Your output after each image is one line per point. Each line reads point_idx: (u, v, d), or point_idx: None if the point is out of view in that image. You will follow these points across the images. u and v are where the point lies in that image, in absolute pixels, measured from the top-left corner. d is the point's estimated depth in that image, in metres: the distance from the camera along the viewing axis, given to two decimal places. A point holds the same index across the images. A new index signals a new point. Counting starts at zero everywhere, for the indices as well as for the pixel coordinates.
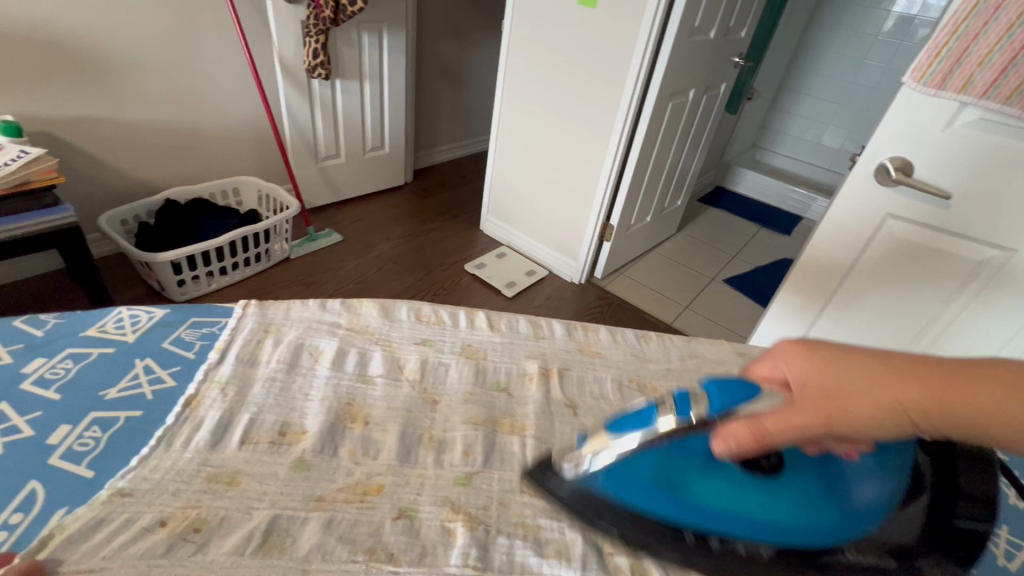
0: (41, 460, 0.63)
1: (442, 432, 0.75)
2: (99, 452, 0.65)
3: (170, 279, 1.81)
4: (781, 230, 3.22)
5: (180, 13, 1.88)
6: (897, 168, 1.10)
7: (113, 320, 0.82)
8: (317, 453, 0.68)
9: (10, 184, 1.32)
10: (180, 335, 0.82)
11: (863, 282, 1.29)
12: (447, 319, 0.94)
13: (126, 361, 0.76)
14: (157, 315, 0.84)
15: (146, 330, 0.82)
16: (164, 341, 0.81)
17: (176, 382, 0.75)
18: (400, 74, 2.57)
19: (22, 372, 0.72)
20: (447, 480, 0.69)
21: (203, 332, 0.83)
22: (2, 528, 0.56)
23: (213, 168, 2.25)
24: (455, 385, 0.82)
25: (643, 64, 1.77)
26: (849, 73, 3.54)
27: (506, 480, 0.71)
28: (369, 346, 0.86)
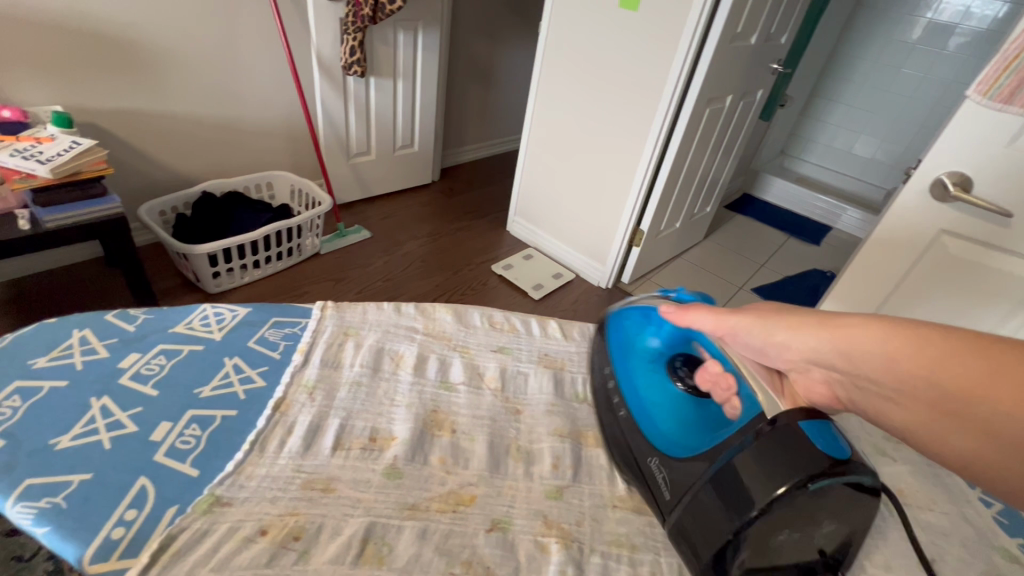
0: (148, 456, 0.63)
1: (527, 444, 0.76)
2: (201, 450, 0.65)
3: (206, 271, 1.83)
4: (811, 240, 3.16)
5: (223, 8, 1.91)
6: (956, 184, 1.07)
7: (199, 316, 0.84)
8: (408, 461, 0.68)
9: (62, 176, 1.35)
10: (263, 335, 0.83)
11: (910, 298, 1.26)
12: (520, 327, 0.95)
13: (214, 361, 0.77)
14: (240, 314, 0.86)
15: (232, 329, 0.83)
16: (249, 341, 0.82)
17: (266, 382, 0.76)
18: (433, 73, 2.58)
19: (118, 367, 0.73)
20: (538, 494, 0.69)
21: (286, 333, 0.85)
22: (119, 525, 0.55)
23: (249, 162, 2.28)
24: (536, 396, 0.84)
25: (683, 68, 1.75)
26: (884, 81, 3.47)
27: (595, 493, 0.72)
28: (448, 352, 0.87)
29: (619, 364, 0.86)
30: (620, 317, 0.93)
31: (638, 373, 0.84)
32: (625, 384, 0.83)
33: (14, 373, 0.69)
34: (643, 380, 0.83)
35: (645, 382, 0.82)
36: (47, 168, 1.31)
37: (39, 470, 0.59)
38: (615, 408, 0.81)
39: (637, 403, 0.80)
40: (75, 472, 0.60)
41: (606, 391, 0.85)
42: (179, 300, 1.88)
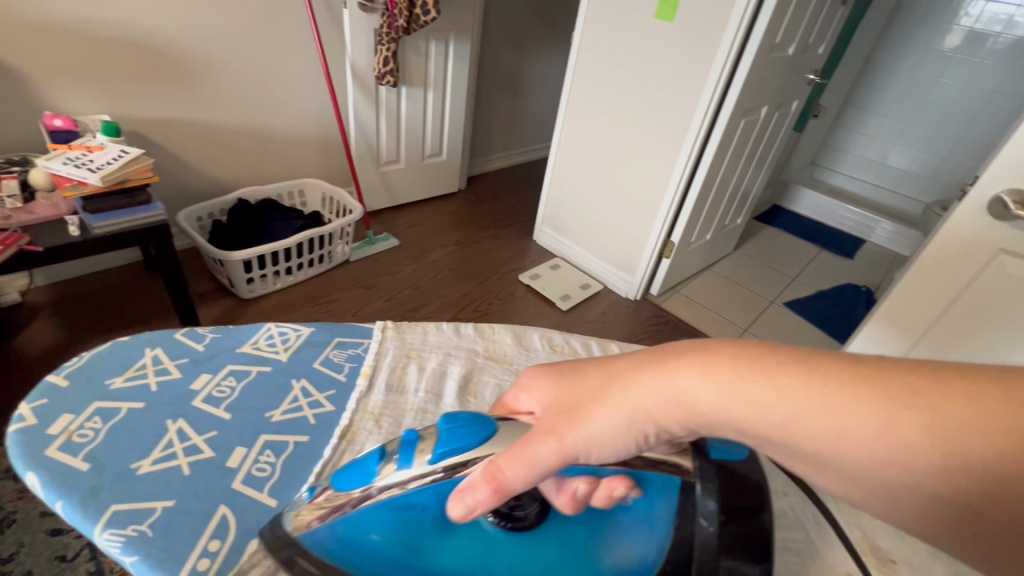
0: (225, 484, 0.60)
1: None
2: (278, 478, 0.62)
3: (240, 277, 1.87)
4: (844, 253, 3.08)
5: (264, 20, 1.96)
6: (1017, 203, 1.03)
7: (264, 336, 0.78)
8: None
9: (111, 183, 1.38)
10: (328, 356, 0.78)
11: (960, 319, 1.21)
12: (580, 349, 0.87)
13: (283, 383, 0.72)
14: (304, 333, 0.80)
15: (298, 350, 0.78)
16: (315, 361, 0.77)
17: (336, 406, 0.72)
18: (463, 82, 2.59)
19: (190, 389, 0.69)
20: None
21: (349, 354, 0.80)
22: (203, 556, 0.53)
23: (282, 169, 2.32)
24: None
25: (722, 76, 1.72)
26: (921, 90, 3.37)
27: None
28: (506, 376, 0.82)
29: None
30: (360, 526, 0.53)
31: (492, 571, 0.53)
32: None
33: (89, 395, 0.65)
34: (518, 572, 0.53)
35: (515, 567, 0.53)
36: (97, 176, 1.34)
37: (125, 495, 0.57)
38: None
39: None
40: (158, 498, 0.57)
41: None
42: (214, 305, 1.92)
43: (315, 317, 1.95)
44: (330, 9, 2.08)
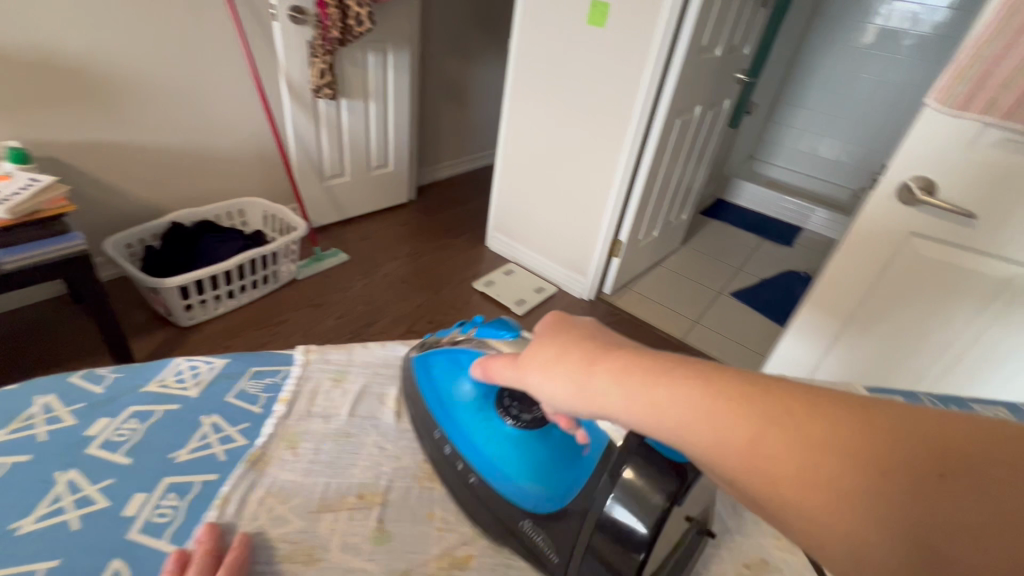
0: (120, 536, 0.52)
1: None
2: (180, 523, 0.54)
3: (178, 305, 1.78)
4: (783, 242, 3.24)
5: (189, 37, 1.88)
6: (921, 188, 1.12)
7: (172, 371, 0.71)
8: (396, 520, 0.58)
9: (22, 215, 1.31)
10: (242, 388, 0.71)
11: (883, 299, 1.29)
12: None
13: (190, 420, 0.65)
14: (217, 365, 0.73)
15: (209, 383, 0.70)
16: (228, 395, 0.69)
17: (250, 439, 0.64)
18: (405, 93, 2.57)
19: (85, 435, 0.61)
20: None
21: (266, 383, 0.72)
22: None
23: (220, 189, 2.23)
24: None
25: (653, 76, 1.77)
26: (843, 85, 3.60)
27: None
28: None
29: (442, 412, 0.66)
30: (430, 360, 0.71)
31: (466, 423, 0.64)
32: (461, 441, 0.63)
33: None
34: (477, 437, 0.63)
35: (478, 434, 0.63)
36: (5, 209, 1.26)
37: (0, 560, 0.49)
38: (467, 477, 0.61)
39: (484, 463, 0.61)
40: (41, 558, 0.49)
41: (444, 458, 0.64)
42: (151, 336, 1.82)
43: (262, 342, 1.87)
44: (260, 23, 2.03)
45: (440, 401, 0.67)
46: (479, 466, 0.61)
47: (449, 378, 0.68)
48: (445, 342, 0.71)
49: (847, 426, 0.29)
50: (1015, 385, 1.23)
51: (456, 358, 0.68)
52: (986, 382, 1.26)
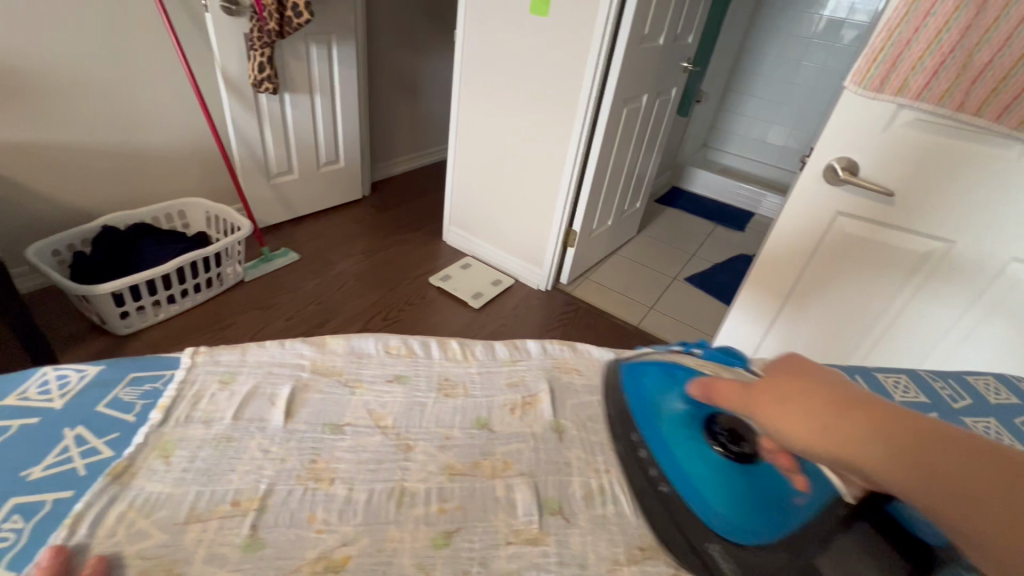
0: None
1: (413, 484, 0.61)
2: (23, 546, 0.50)
3: (112, 312, 1.68)
4: (736, 227, 3.33)
5: (111, 29, 1.76)
6: (844, 168, 1.15)
7: (37, 383, 0.67)
8: (271, 526, 0.54)
9: None
10: (116, 396, 0.67)
11: (816, 277, 1.34)
12: (419, 349, 0.81)
13: (52, 434, 0.61)
14: (90, 374, 0.69)
15: (77, 393, 0.66)
16: (99, 404, 0.65)
17: (115, 450, 0.60)
18: (351, 86, 2.49)
19: None
20: (424, 542, 0.55)
21: (144, 390, 0.68)
22: None
23: (155, 190, 2.11)
24: (431, 428, 0.69)
25: (598, 64, 1.78)
26: (788, 74, 3.71)
27: (489, 532, 0.57)
28: (333, 388, 0.72)
29: (644, 420, 0.69)
30: (639, 371, 0.74)
31: (668, 435, 0.65)
32: (658, 450, 0.65)
33: None
34: (678, 452, 0.63)
35: (677, 447, 0.64)
36: None
37: None
38: (657, 485, 0.62)
39: (680, 476, 0.62)
40: None
41: (638, 461, 0.65)
42: (83, 347, 1.72)
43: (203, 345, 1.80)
44: (190, 14, 1.93)
45: (648, 409, 0.69)
46: (675, 479, 0.62)
47: (658, 390, 0.70)
48: (659, 355, 0.77)
49: (909, 429, 0.42)
50: (938, 354, 1.30)
51: (675, 373, 0.70)
52: (913, 352, 1.32)
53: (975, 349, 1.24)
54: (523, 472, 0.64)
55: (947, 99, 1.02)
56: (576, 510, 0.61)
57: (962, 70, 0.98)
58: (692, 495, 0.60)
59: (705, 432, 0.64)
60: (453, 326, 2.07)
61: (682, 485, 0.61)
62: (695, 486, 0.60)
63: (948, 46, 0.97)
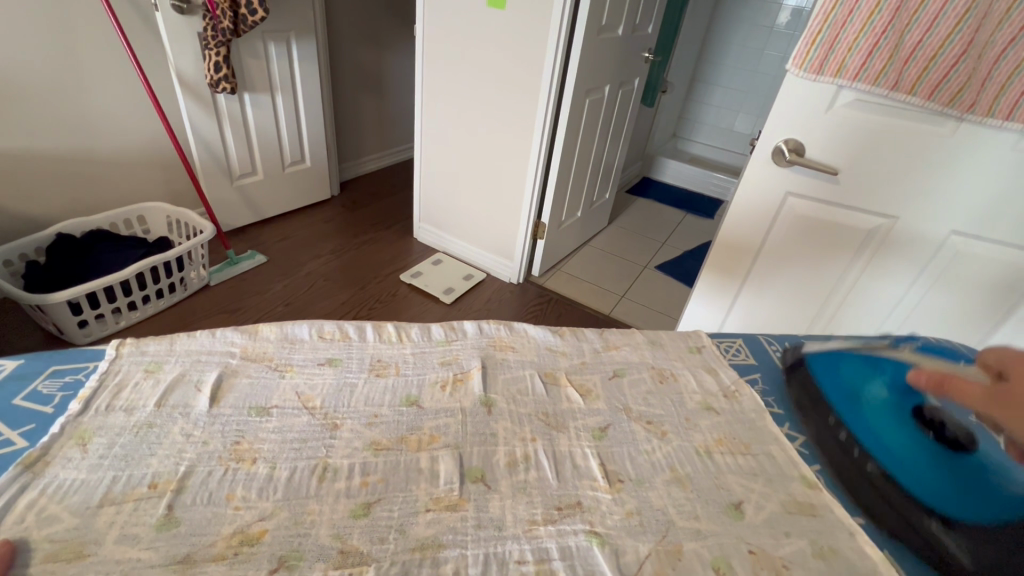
0: None
1: (338, 459, 0.63)
2: None
3: (70, 321, 1.64)
4: (705, 215, 3.38)
5: (56, 30, 1.71)
6: (791, 149, 1.19)
7: None
8: (188, 506, 0.56)
9: None
10: (35, 389, 0.66)
11: (771, 257, 1.37)
12: (353, 333, 0.83)
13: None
14: (6, 368, 0.68)
15: None
16: (15, 397, 0.64)
17: (30, 441, 0.60)
18: (314, 85, 2.47)
19: None
20: (342, 513, 0.57)
21: (65, 381, 0.68)
22: None
23: (113, 195, 2.06)
24: (360, 408, 0.71)
25: (557, 57, 1.79)
26: (751, 63, 3.78)
27: (409, 501, 0.60)
28: (263, 373, 0.74)
29: (844, 406, 0.75)
30: (830, 361, 0.82)
31: (874, 419, 0.72)
32: (861, 429, 0.72)
33: None
34: (885, 433, 0.70)
35: (886, 429, 0.71)
36: None
37: None
38: (864, 464, 0.69)
39: (885, 453, 0.68)
40: None
41: (839, 441, 0.72)
42: None
43: None
44: (140, 13, 1.88)
45: (847, 396, 0.76)
46: (878, 455, 0.69)
47: (859, 378, 0.78)
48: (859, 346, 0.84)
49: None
50: (887, 327, 1.35)
51: (880, 365, 0.78)
52: (865, 326, 1.37)
53: (921, 320, 1.30)
54: (449, 445, 0.67)
55: (882, 79, 1.06)
56: (499, 476, 0.64)
57: (894, 50, 1.03)
58: (904, 471, 0.66)
59: (918, 421, 0.71)
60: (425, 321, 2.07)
61: (895, 462, 0.67)
62: (905, 462, 0.67)
63: (880, 27, 1.01)
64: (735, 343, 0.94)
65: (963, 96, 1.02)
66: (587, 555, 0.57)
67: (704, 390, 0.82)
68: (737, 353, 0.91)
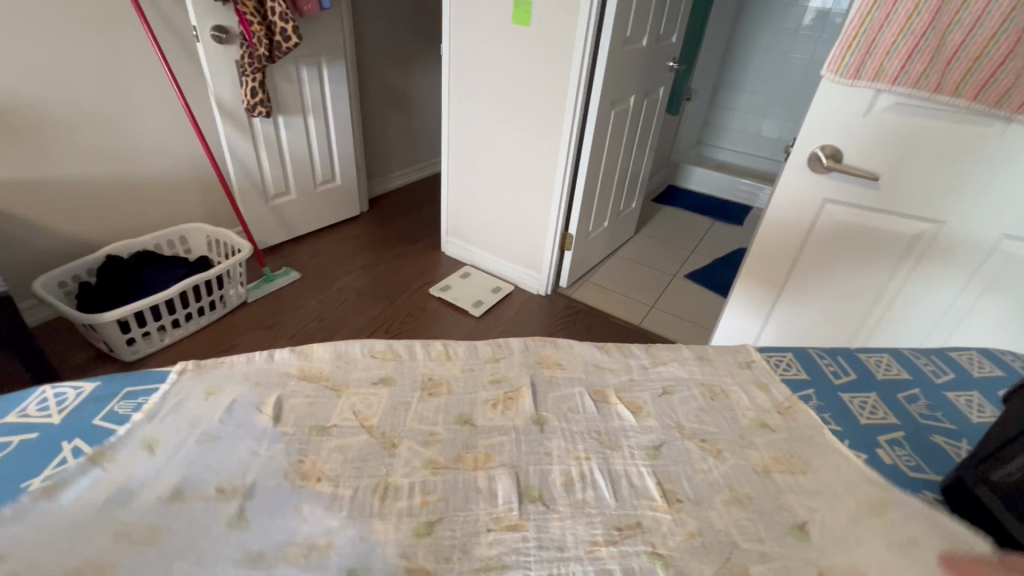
0: None
1: (397, 478, 0.64)
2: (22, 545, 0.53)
3: (119, 339, 1.71)
4: (734, 221, 3.33)
5: (108, 67, 1.82)
6: (829, 156, 1.17)
7: (36, 401, 0.70)
8: (257, 525, 0.57)
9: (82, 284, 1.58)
10: (112, 409, 0.69)
11: (811, 266, 1.34)
12: (401, 353, 0.84)
13: (49, 447, 0.63)
14: (86, 391, 0.72)
15: (74, 409, 0.69)
16: (96, 417, 0.68)
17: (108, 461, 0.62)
18: (344, 105, 2.54)
19: None
20: (406, 535, 0.58)
21: (139, 403, 0.71)
22: None
23: (158, 218, 2.16)
24: (414, 427, 0.71)
25: (583, 70, 1.81)
26: (777, 66, 3.73)
27: (470, 521, 0.60)
28: (318, 392, 0.76)
29: None
30: None
31: None
32: None
33: None
34: None
35: None
36: None
37: None
38: None
39: None
40: None
41: None
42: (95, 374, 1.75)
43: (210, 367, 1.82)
44: (183, 46, 1.99)
45: None
46: None
47: None
48: None
49: None
50: (938, 336, 1.30)
51: None
52: (914, 335, 1.32)
53: (977, 329, 1.24)
54: (503, 465, 0.67)
55: (924, 82, 1.03)
56: (556, 497, 0.64)
57: (935, 53, 1.00)
58: None
59: None
60: (456, 335, 2.09)
61: None
62: None
63: (920, 30, 0.99)
64: (781, 356, 0.93)
65: (1011, 96, 0.99)
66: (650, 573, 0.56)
67: (756, 407, 0.81)
68: (782, 367, 0.89)
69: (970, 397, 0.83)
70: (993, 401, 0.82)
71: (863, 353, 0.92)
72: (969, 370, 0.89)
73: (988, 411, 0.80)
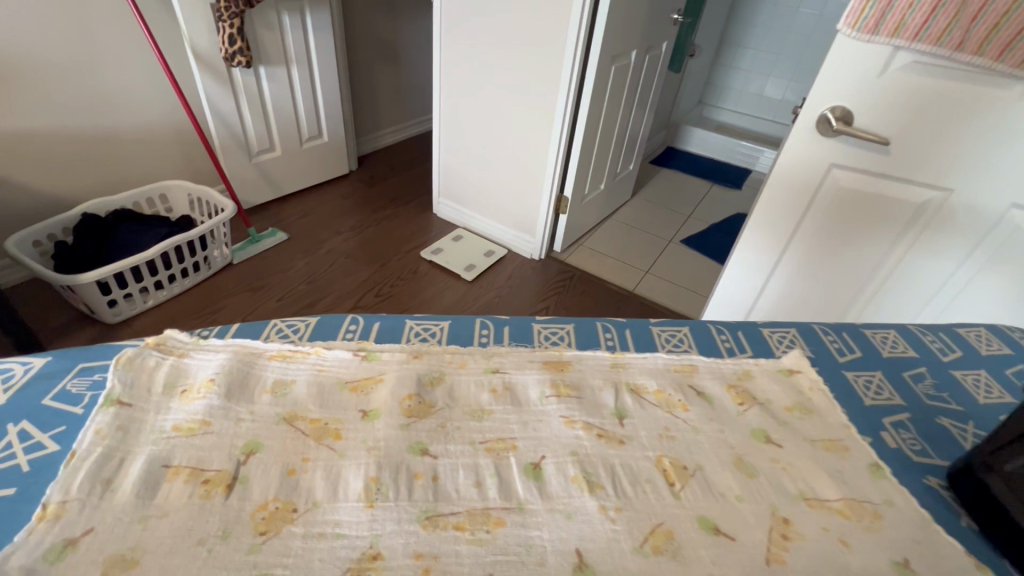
0: None
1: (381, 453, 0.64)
2: None
3: (99, 301, 1.65)
4: (732, 185, 3.26)
5: (70, 9, 1.67)
6: (839, 118, 1.11)
7: None
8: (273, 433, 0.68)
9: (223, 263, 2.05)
10: (64, 388, 0.72)
11: (811, 232, 1.30)
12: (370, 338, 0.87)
13: None
14: (34, 367, 0.75)
15: (21, 387, 0.72)
16: (46, 398, 0.71)
17: (62, 444, 0.65)
18: (329, 55, 2.40)
19: None
20: (402, 449, 0.66)
21: (93, 381, 0.74)
22: None
23: (135, 175, 2.06)
24: (390, 402, 0.71)
25: (583, 22, 1.71)
26: (785, 21, 3.57)
27: (465, 455, 0.67)
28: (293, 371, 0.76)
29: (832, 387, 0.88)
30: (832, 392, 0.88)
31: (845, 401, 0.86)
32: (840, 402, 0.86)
33: None
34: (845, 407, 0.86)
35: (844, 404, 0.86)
36: None
37: None
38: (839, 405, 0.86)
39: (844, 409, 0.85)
40: None
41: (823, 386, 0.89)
42: (75, 338, 1.70)
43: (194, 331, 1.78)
44: None
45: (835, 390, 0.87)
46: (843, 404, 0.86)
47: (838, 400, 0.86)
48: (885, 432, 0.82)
49: None
50: (933, 308, 1.29)
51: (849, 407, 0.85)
52: (911, 305, 1.31)
53: (972, 301, 1.23)
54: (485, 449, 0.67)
55: (946, 39, 0.96)
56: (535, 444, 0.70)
57: (961, 6, 0.93)
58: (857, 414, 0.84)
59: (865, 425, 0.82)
60: (446, 300, 2.05)
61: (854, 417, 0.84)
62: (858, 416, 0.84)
63: None
64: (679, 331, 0.99)
65: None
66: (593, 462, 0.68)
67: (717, 377, 0.85)
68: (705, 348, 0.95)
69: (874, 373, 0.92)
70: (920, 377, 0.92)
71: (853, 372, 0.92)
72: (879, 350, 0.97)
73: (925, 386, 0.90)
